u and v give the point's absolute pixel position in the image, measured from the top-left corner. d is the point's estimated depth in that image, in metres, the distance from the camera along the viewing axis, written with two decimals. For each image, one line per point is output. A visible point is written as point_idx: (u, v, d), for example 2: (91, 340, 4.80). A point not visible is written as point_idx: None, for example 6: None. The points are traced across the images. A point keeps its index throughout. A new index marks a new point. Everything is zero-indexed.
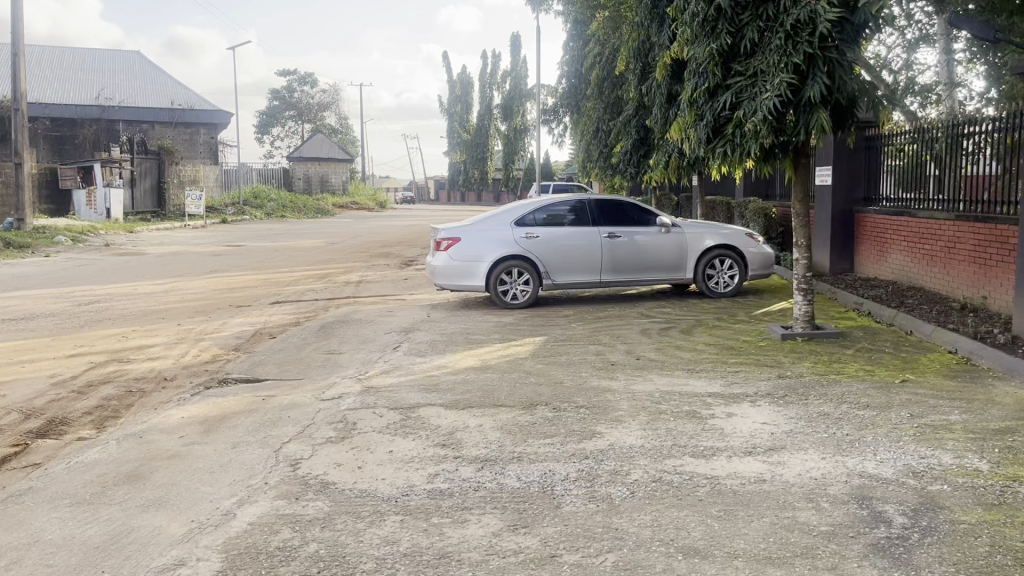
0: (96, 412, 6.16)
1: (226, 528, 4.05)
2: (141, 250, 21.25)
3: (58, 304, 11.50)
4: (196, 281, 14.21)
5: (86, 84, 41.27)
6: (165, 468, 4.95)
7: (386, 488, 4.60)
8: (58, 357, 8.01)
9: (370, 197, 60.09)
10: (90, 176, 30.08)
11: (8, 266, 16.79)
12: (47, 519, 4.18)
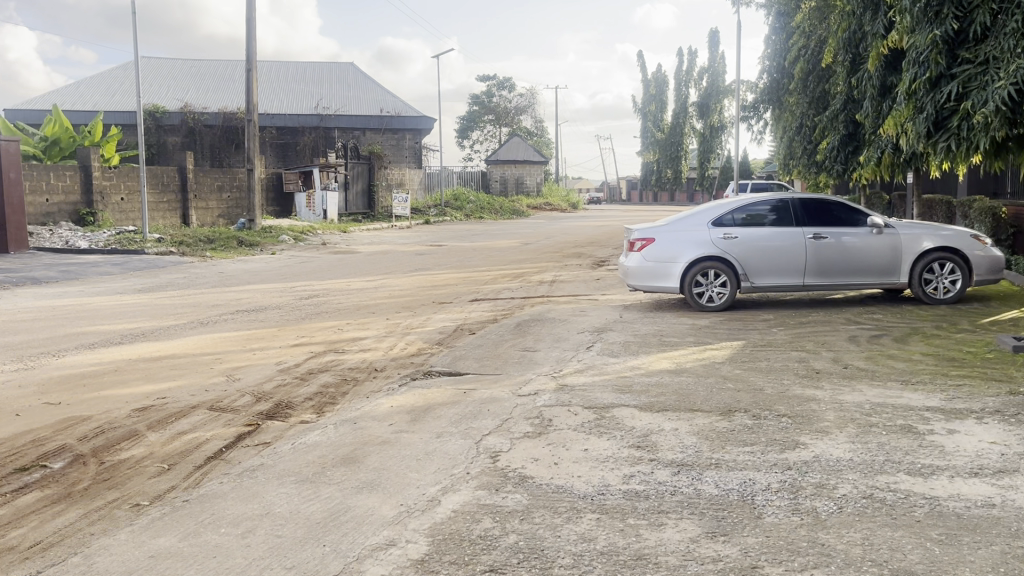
0: (316, 398, 6.69)
1: (433, 513, 4.27)
2: (353, 249, 22.77)
3: (282, 298, 12.58)
4: (401, 279, 15.04)
5: (306, 95, 44.76)
6: (377, 453, 5.29)
7: (582, 486, 4.65)
8: (283, 346, 8.77)
9: (563, 197, 60.87)
10: (309, 180, 32.67)
11: (241, 263, 18.55)
12: (276, 493, 4.60)
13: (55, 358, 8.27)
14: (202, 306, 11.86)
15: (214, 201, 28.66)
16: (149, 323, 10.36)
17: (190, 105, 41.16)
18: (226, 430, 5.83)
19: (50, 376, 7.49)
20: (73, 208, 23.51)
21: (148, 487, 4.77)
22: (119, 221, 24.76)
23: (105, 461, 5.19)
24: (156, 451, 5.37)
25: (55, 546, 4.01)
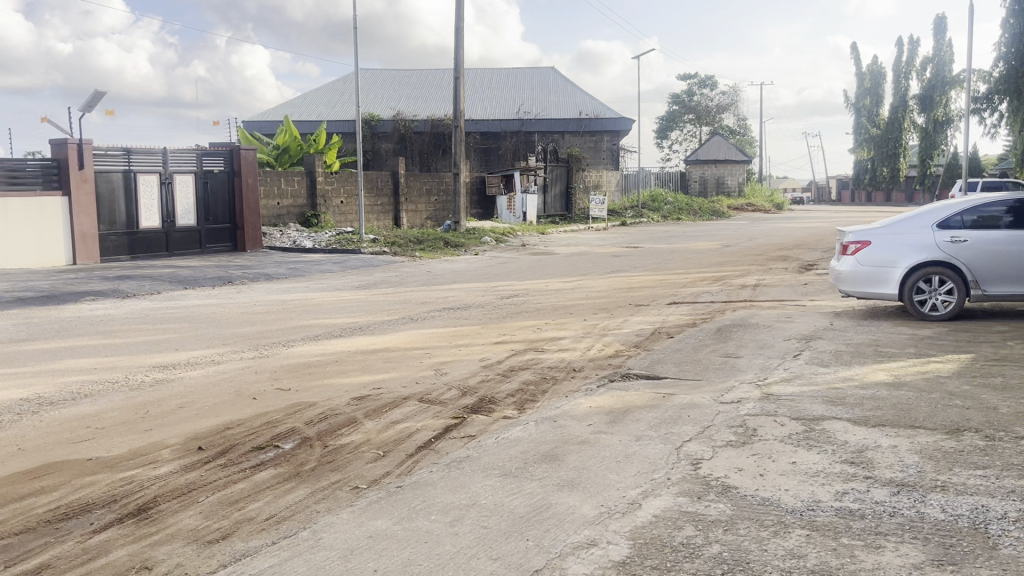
0: (518, 395, 6.87)
1: (634, 517, 4.25)
2: (552, 250, 23.10)
3: (486, 297, 13.02)
4: (599, 280, 15.10)
5: (508, 100, 46.01)
6: (577, 452, 5.35)
7: (790, 500, 4.46)
8: (487, 343, 9.08)
9: (767, 197, 58.45)
10: (511, 183, 33.59)
11: (446, 263, 19.36)
12: (482, 485, 4.78)
13: (285, 347, 9.06)
14: (412, 303, 12.53)
15: (423, 204, 30.18)
16: (364, 317, 11.09)
17: (401, 112, 43.58)
18: (434, 422, 6.13)
19: (281, 364, 8.22)
20: (300, 211, 25.59)
21: (366, 471, 5.11)
22: (339, 223, 26.70)
23: (328, 445, 5.62)
24: (373, 438, 5.74)
25: (286, 520, 4.40)
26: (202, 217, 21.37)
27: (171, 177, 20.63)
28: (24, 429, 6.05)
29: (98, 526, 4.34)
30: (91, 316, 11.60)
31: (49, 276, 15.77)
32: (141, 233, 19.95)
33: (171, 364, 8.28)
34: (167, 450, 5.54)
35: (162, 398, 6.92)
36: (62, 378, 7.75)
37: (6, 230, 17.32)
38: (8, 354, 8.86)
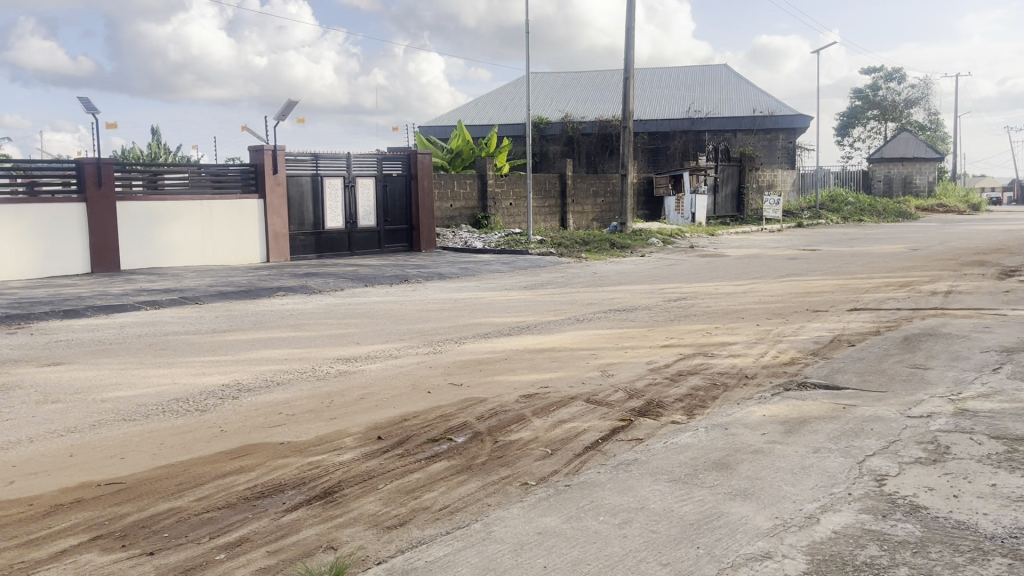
0: (687, 400, 6.74)
1: (811, 531, 4.07)
2: (722, 252, 22.53)
3: (653, 299, 12.87)
4: (773, 284, 14.55)
5: (678, 99, 45.22)
6: (750, 461, 5.19)
7: (987, 525, 4.12)
8: (654, 346, 8.97)
9: (961, 197, 54.02)
10: (680, 184, 32.97)
11: (613, 264, 19.34)
12: (650, 490, 4.74)
13: (457, 344, 9.36)
14: (579, 304, 12.59)
15: (590, 206, 30.29)
16: (532, 317, 11.28)
17: (570, 114, 43.89)
18: (602, 423, 6.13)
19: (453, 360, 8.51)
20: (470, 212, 26.33)
21: (535, 468, 5.20)
22: (508, 224, 27.27)
23: (498, 440, 5.76)
24: (541, 436, 5.83)
25: (459, 511, 4.55)
26: (381, 218, 22.46)
27: (354, 180, 21.81)
28: (226, 412, 6.61)
29: (289, 505, 4.68)
30: (282, 310, 12.49)
31: (246, 273, 17.14)
32: (326, 233, 21.26)
33: (352, 357, 8.76)
34: (350, 438, 5.88)
35: (345, 388, 7.35)
36: (257, 366, 8.40)
37: (210, 230, 19.12)
38: (211, 343, 9.71)
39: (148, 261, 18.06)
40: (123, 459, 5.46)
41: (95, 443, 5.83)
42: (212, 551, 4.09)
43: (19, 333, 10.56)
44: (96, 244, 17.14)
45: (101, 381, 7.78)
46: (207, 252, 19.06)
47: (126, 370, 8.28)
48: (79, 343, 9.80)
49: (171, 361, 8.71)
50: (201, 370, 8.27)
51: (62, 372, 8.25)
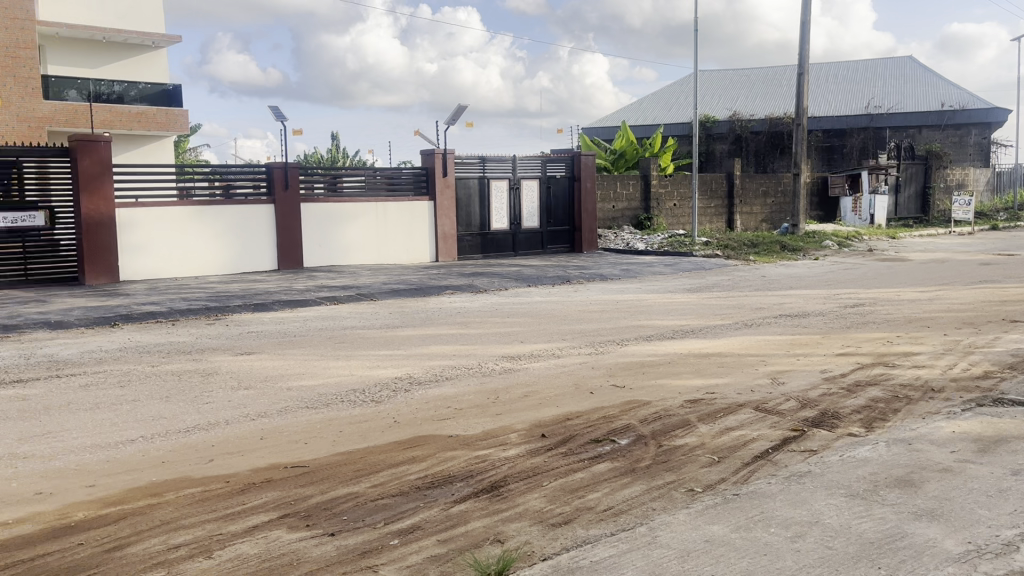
0: (865, 412, 6.38)
1: (1010, 561, 3.75)
2: (904, 256, 21.15)
3: (828, 305, 12.27)
4: (963, 290, 13.49)
5: (856, 94, 42.84)
6: (938, 480, 4.84)
7: None
8: (829, 354, 8.55)
9: None
10: (857, 183, 31.17)
11: (783, 268, 18.62)
12: (826, 504, 4.52)
13: (619, 346, 9.32)
14: (747, 307, 12.21)
15: (758, 206, 29.30)
16: (697, 320, 11.03)
17: (738, 113, 42.60)
18: (772, 432, 5.91)
19: (616, 361, 8.49)
20: (634, 213, 26.10)
21: (701, 475, 5.09)
22: (672, 225, 26.85)
23: (663, 444, 5.68)
24: (708, 443, 5.70)
25: (624, 513, 4.54)
26: (544, 220, 22.72)
27: (520, 182, 22.19)
28: (398, 405, 6.91)
29: (458, 497, 4.83)
30: (449, 308, 12.91)
31: (416, 271, 17.84)
32: (491, 234, 21.79)
33: (516, 356, 8.92)
34: (515, 434, 5.99)
35: (510, 386, 7.49)
36: (426, 361, 8.72)
37: (384, 231, 20.05)
38: (385, 338, 10.18)
39: (329, 259, 19.19)
40: (307, 444, 5.84)
41: (282, 428, 6.26)
42: (386, 536, 4.29)
43: (216, 324, 11.51)
44: (282, 243, 18.38)
45: (287, 371, 8.35)
46: (381, 252, 20.00)
47: (309, 361, 8.84)
48: (267, 334, 10.56)
49: (347, 354, 9.21)
50: (375, 363, 8.69)
51: (253, 360, 8.92)
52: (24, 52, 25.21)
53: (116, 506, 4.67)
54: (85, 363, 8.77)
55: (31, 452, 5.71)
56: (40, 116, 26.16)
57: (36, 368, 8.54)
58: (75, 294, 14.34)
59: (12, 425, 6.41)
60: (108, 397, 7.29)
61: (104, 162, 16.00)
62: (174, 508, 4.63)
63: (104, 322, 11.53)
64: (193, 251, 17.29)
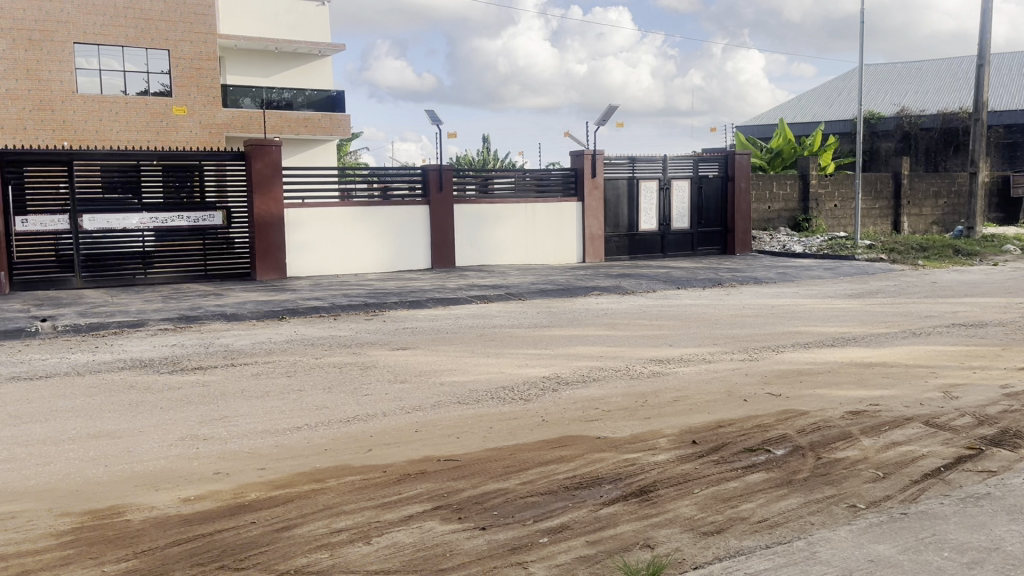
0: None
1: None
2: None
3: (1009, 315, 11.32)
4: None
5: None
6: None
7: None
8: (1010, 368, 7.88)
9: None
10: None
11: (956, 273, 17.36)
12: (1007, 530, 4.18)
13: (775, 352, 8.99)
14: (915, 315, 11.47)
15: (929, 207, 27.50)
16: (859, 328, 10.47)
17: (906, 108, 40.12)
18: (945, 449, 5.52)
19: (771, 368, 8.19)
20: (791, 214, 25.09)
21: (865, 490, 4.83)
22: (832, 227, 25.62)
23: (822, 457, 5.43)
24: (872, 457, 5.39)
25: (779, 526, 4.38)
26: (696, 221, 22.25)
27: (670, 183, 21.85)
28: (547, 404, 6.96)
29: (606, 499, 4.81)
30: (597, 309, 12.88)
31: (564, 272, 17.93)
32: (640, 235, 21.57)
33: (666, 359, 8.78)
34: (664, 439, 5.90)
35: (659, 389, 7.39)
36: (574, 362, 8.74)
37: (533, 231, 20.27)
38: (534, 337, 10.29)
39: (478, 259, 19.61)
40: (458, 439, 5.99)
41: (435, 422, 6.46)
42: (535, 534, 4.33)
43: (374, 320, 12.02)
44: (435, 243, 18.95)
45: (439, 366, 8.60)
46: (529, 252, 20.23)
47: (460, 358, 9.06)
48: (421, 331, 10.91)
49: (497, 352, 9.38)
50: (524, 362, 8.80)
51: (407, 355, 9.25)
52: (205, 64, 27.60)
53: (284, 488, 4.97)
54: (256, 353, 9.39)
55: (210, 434, 6.17)
56: (219, 123, 28.24)
57: (214, 357, 9.23)
58: (248, 288, 15.37)
59: (194, 408, 6.96)
60: (278, 386, 7.77)
61: (275, 165, 17.03)
62: (336, 494, 4.88)
63: (274, 316, 12.30)
64: (353, 250, 18.13)
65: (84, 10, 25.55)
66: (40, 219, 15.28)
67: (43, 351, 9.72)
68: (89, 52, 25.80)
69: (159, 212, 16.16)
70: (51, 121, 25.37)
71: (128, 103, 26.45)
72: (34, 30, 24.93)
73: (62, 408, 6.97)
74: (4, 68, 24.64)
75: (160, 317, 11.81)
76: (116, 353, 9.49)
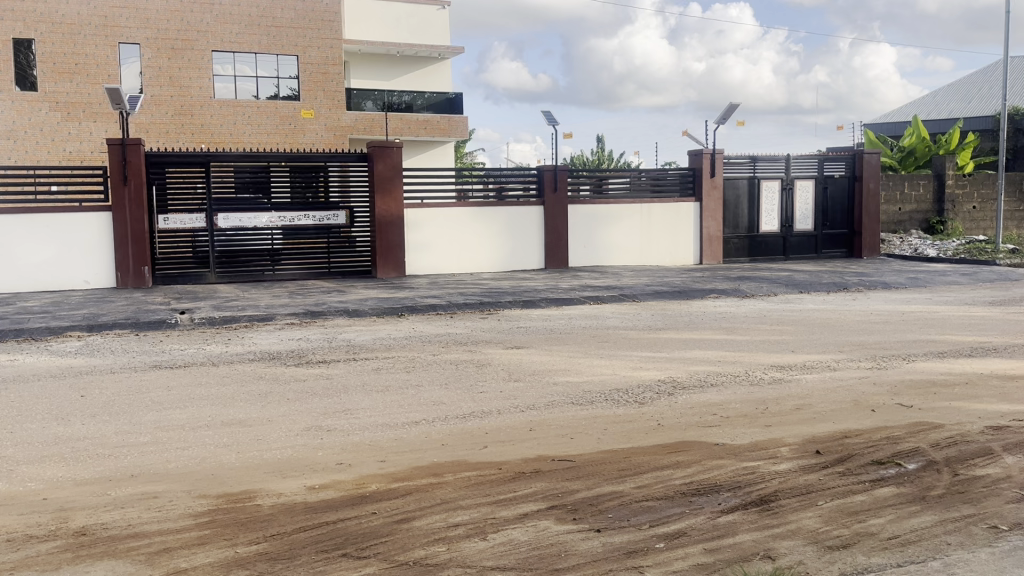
0: None
1: None
2: None
3: None
4: None
5: None
6: None
7: None
8: None
9: None
10: None
11: None
12: None
13: (906, 361, 8.55)
14: None
15: None
16: (1001, 338, 9.82)
17: None
18: None
19: (903, 378, 7.79)
20: (924, 216, 23.82)
21: (1008, 511, 4.53)
22: (969, 230, 24.14)
23: (959, 473, 5.12)
24: (1015, 476, 5.05)
25: (912, 544, 4.17)
26: (820, 222, 21.42)
27: (793, 183, 21.14)
28: (662, 408, 6.85)
29: (725, 506, 4.69)
30: (714, 312, 12.59)
31: (680, 274, 17.63)
32: (760, 237, 20.95)
33: (787, 366, 8.49)
34: (786, 448, 5.70)
35: (780, 396, 7.15)
36: (690, 366, 8.58)
37: (649, 232, 20.02)
38: (649, 340, 10.16)
39: (593, 259, 19.54)
40: (572, 439, 5.98)
41: (550, 422, 6.47)
42: (651, 539, 4.27)
43: (489, 318, 12.16)
44: (550, 243, 19.01)
45: (553, 366, 8.61)
46: (644, 253, 19.99)
47: (574, 359, 9.05)
48: (535, 331, 10.96)
49: (611, 354, 9.31)
50: (639, 364, 8.70)
51: (522, 355, 9.32)
52: (331, 69, 28.63)
53: (403, 481, 5.09)
54: (376, 349, 9.66)
55: (333, 426, 6.40)
56: (344, 126, 29.20)
57: (337, 351, 9.56)
58: (369, 286, 15.85)
59: (318, 400, 7.22)
60: (397, 381, 7.98)
61: (395, 166, 17.50)
62: (453, 489, 4.96)
63: (393, 313, 12.63)
64: (469, 250, 18.41)
65: (221, 19, 26.98)
66: (180, 217, 16.24)
67: (181, 342, 10.32)
68: (225, 59, 27.24)
69: (287, 211, 16.88)
70: (190, 125, 26.91)
71: (259, 107, 27.74)
72: (176, 40, 26.52)
73: (198, 396, 7.37)
74: (150, 76, 26.31)
75: (287, 312, 12.33)
76: (247, 346, 9.97)
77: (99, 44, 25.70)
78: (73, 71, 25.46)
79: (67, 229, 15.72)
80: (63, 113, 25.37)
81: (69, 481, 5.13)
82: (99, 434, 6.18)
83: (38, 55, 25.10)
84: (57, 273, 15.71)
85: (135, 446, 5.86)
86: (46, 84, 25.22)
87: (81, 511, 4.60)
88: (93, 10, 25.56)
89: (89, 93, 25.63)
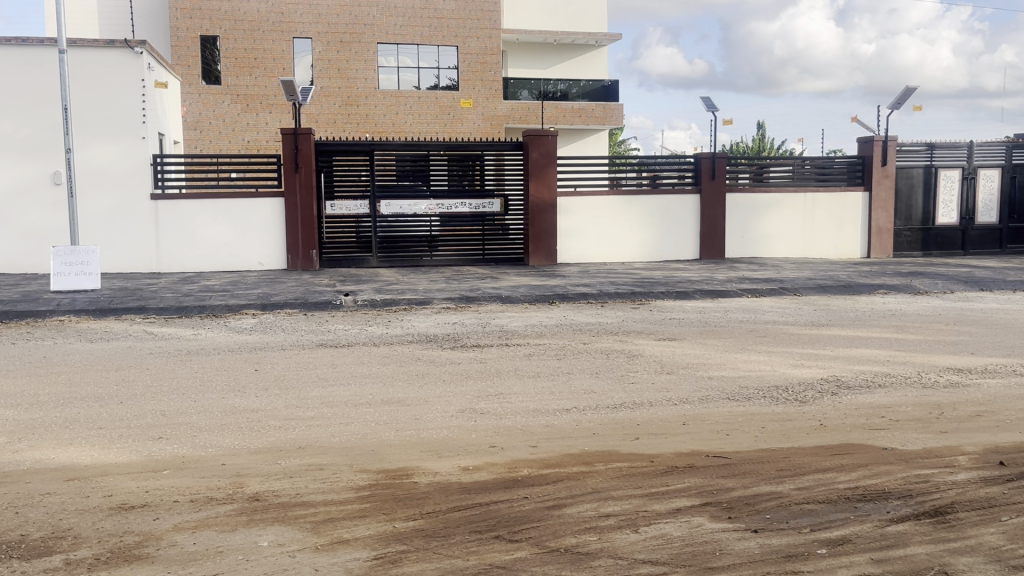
0: None
1: None
2: None
3: None
4: None
5: None
6: None
7: None
8: None
9: None
10: None
11: None
12: None
13: None
14: None
15: None
16: None
17: None
18: None
19: None
20: None
21: None
22: None
23: None
24: None
25: None
26: (1006, 215, 19.71)
27: (975, 172, 19.51)
28: (825, 408, 6.52)
29: (894, 515, 4.40)
30: (883, 309, 11.83)
31: (847, 267, 16.72)
32: (935, 230, 19.56)
33: (966, 368, 7.87)
34: (965, 457, 5.28)
35: (958, 401, 6.64)
36: (855, 365, 8.12)
37: (812, 222, 19.14)
38: (812, 336, 9.70)
39: (749, 250, 18.92)
40: (728, 436, 5.79)
41: (705, 416, 6.30)
42: (813, 544, 4.07)
43: (641, 309, 12.01)
44: (705, 233, 18.53)
45: (708, 360, 8.37)
46: (806, 245, 19.16)
47: (729, 353, 8.77)
48: (689, 322, 10.71)
49: (770, 349, 8.94)
50: (800, 361, 8.33)
51: (675, 347, 9.11)
52: (489, 58, 29.20)
53: (554, 468, 5.11)
54: (529, 335, 9.75)
55: (487, 409, 6.52)
56: (500, 115, 29.65)
57: (490, 336, 9.73)
58: (522, 273, 16.01)
59: (473, 383, 7.40)
60: (550, 368, 8.04)
61: (550, 154, 17.56)
62: (604, 479, 4.92)
63: (545, 300, 12.73)
64: (621, 239, 18.26)
65: (387, 12, 28.09)
66: (345, 204, 17.00)
67: (346, 323, 10.82)
68: (390, 51, 28.29)
69: (444, 199, 17.32)
70: (355, 115, 28.12)
71: (420, 97, 28.58)
72: (345, 33, 27.81)
73: (360, 374, 7.73)
74: (320, 68, 27.72)
75: (443, 296, 12.67)
76: (405, 328, 10.33)
77: (276, 39, 27.32)
78: (252, 66, 27.17)
79: (244, 213, 16.84)
80: (242, 105, 27.08)
81: (244, 449, 5.50)
82: (271, 406, 6.58)
83: (222, 50, 26.94)
84: (235, 255, 16.89)
85: (303, 420, 6.20)
86: (229, 78, 27.01)
87: (255, 478, 4.91)
88: (271, 7, 27.23)
89: (266, 86, 27.28)
